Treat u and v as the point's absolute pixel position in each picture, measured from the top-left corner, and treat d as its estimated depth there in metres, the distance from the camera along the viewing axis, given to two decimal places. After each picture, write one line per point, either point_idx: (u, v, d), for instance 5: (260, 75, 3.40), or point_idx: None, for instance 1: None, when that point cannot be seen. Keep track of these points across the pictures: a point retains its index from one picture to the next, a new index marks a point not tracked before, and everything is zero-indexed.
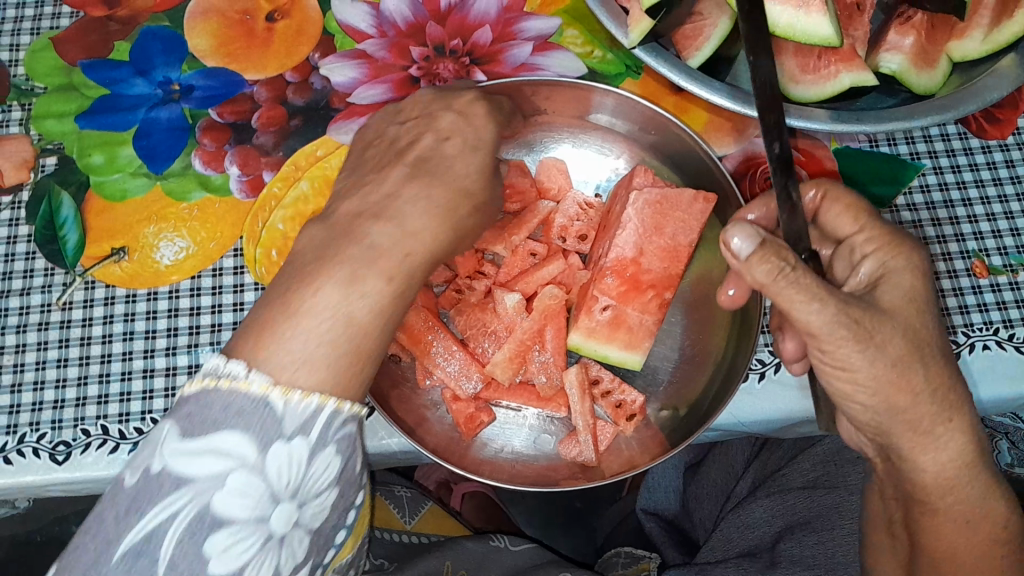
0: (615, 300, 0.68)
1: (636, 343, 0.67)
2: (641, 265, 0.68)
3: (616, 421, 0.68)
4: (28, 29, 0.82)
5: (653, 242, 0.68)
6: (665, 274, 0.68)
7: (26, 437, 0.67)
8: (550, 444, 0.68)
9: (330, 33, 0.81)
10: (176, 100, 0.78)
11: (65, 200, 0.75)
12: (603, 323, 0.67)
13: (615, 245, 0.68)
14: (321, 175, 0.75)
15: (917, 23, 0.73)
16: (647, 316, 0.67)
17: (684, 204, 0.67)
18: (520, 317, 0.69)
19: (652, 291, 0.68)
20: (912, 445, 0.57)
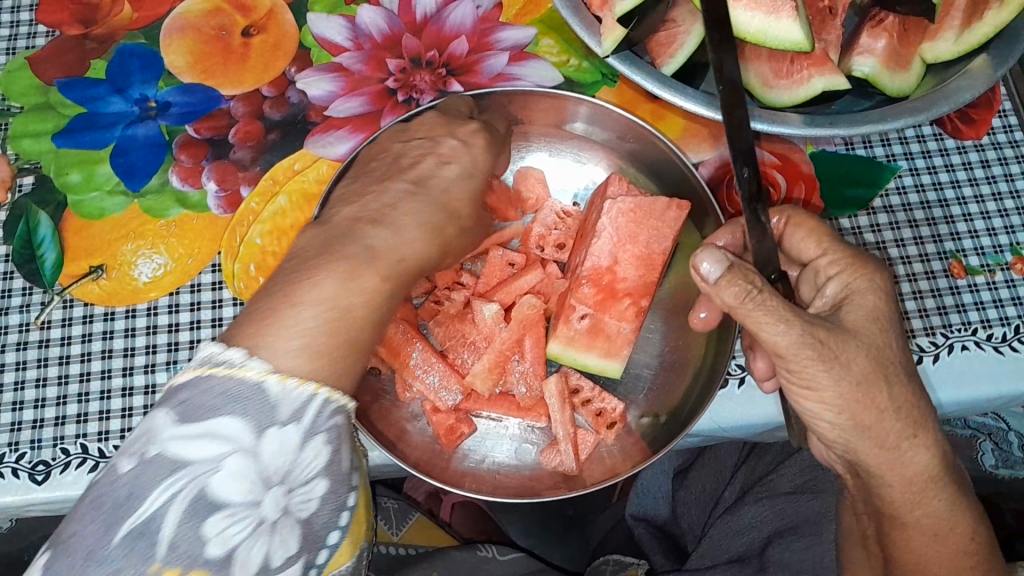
0: (592, 309, 0.68)
1: (616, 350, 0.67)
2: (617, 272, 0.68)
3: (597, 430, 0.68)
4: (4, 49, 0.83)
5: (627, 250, 0.68)
6: (642, 281, 0.68)
7: (5, 458, 0.67)
8: (532, 454, 0.68)
9: (306, 47, 0.81)
10: (152, 117, 0.78)
11: (42, 219, 0.75)
12: (582, 331, 0.68)
13: (590, 255, 0.68)
14: (299, 190, 0.76)
15: (889, 26, 0.74)
16: (625, 323, 0.67)
17: (660, 212, 0.67)
18: (498, 326, 0.69)
19: (629, 298, 0.68)
20: (878, 461, 0.58)
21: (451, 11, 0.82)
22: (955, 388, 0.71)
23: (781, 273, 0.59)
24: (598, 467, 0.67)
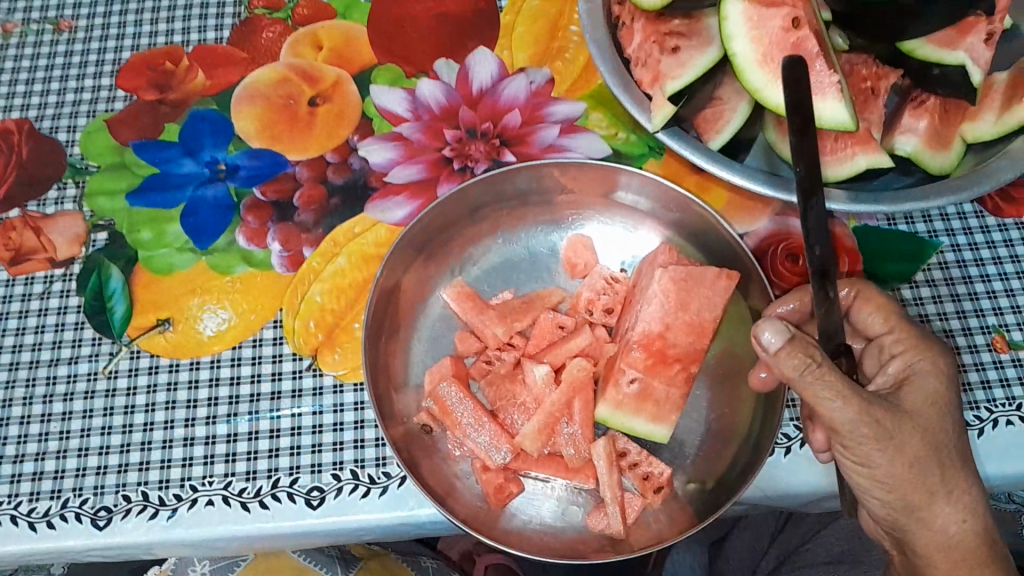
0: (642, 373, 0.69)
1: (664, 415, 0.68)
2: (667, 339, 0.70)
3: (644, 493, 0.68)
4: (85, 112, 0.88)
5: (678, 318, 0.70)
6: (692, 348, 0.70)
7: (69, 502, 0.69)
8: (578, 516, 0.69)
9: (369, 117, 0.85)
10: (222, 179, 0.82)
11: (114, 273, 0.79)
12: (631, 395, 0.68)
13: (640, 321, 0.70)
14: (359, 251, 0.79)
15: (930, 107, 0.77)
16: (671, 388, 0.69)
17: (709, 283, 0.70)
18: (549, 388, 0.70)
19: (678, 363, 0.70)
20: (922, 539, 0.60)
21: (506, 85, 0.87)
22: (998, 463, 0.72)
23: (843, 348, 0.62)
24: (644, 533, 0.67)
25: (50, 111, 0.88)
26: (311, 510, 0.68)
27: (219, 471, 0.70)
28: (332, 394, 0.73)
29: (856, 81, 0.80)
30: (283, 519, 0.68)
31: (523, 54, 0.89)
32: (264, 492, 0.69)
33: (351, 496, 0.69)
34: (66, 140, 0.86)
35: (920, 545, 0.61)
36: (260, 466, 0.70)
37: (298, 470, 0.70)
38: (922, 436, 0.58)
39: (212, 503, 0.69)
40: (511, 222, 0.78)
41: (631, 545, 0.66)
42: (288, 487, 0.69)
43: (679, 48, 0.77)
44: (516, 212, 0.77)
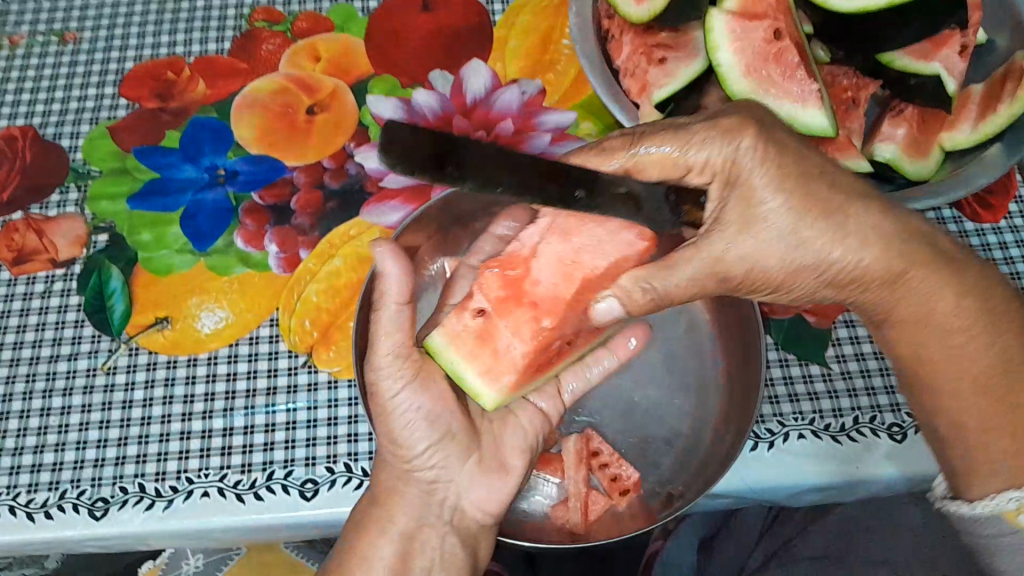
0: (490, 305, 0.66)
1: (498, 372, 0.65)
2: (531, 270, 0.67)
3: (610, 494, 0.69)
4: (88, 119, 0.90)
5: (551, 248, 0.67)
6: (553, 293, 0.66)
7: (66, 494, 0.70)
8: (543, 506, 0.70)
9: (365, 125, 0.88)
10: (221, 183, 0.84)
11: (114, 273, 0.80)
12: (473, 329, 0.65)
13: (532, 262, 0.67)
14: (354, 252, 0.81)
15: (908, 116, 0.81)
16: (516, 341, 0.65)
17: (603, 224, 0.68)
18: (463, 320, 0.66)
19: (532, 304, 0.66)
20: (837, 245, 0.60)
21: (500, 95, 0.89)
22: None
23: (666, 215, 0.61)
24: (609, 527, 0.67)
25: (54, 118, 0.90)
26: (305, 502, 0.69)
27: (215, 464, 0.71)
28: (327, 390, 0.74)
29: (837, 92, 0.83)
30: (278, 511, 0.69)
31: (516, 65, 0.91)
32: (259, 484, 0.70)
33: (345, 490, 0.70)
34: (69, 145, 0.88)
35: (884, 324, 0.67)
36: (255, 459, 0.71)
37: (293, 462, 0.71)
38: (871, 234, 0.61)
39: (207, 495, 0.70)
40: None
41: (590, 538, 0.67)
42: (282, 480, 0.70)
43: (666, 59, 0.80)
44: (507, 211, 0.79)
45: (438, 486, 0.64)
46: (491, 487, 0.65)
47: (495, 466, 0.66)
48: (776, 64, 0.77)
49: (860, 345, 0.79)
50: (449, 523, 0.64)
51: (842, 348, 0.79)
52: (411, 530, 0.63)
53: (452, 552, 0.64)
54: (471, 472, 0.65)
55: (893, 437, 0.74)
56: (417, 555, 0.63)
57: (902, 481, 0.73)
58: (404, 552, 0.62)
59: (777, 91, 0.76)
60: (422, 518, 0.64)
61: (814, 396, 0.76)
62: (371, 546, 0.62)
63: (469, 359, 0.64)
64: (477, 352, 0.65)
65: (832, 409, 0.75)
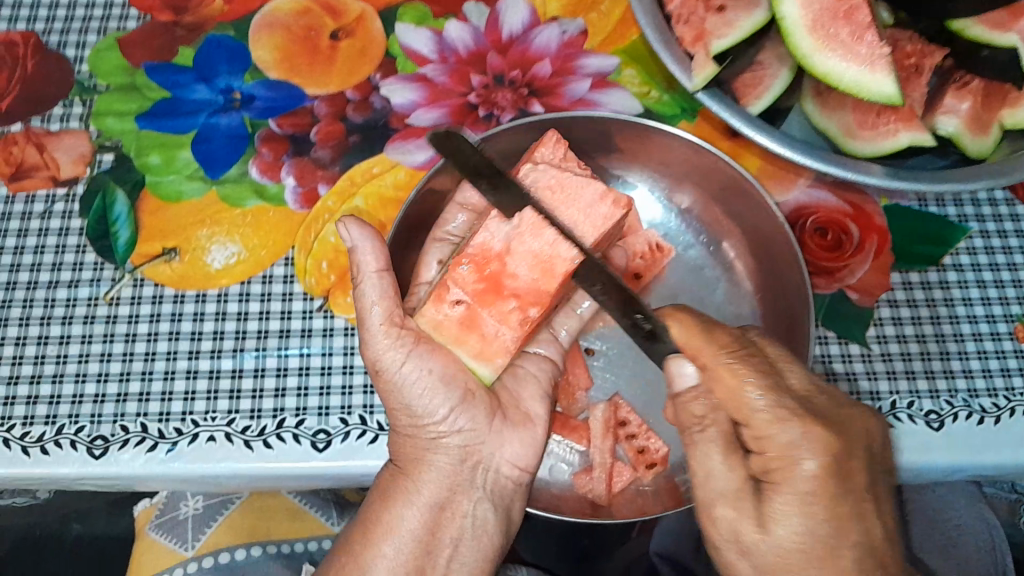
0: (470, 297, 0.60)
1: (489, 355, 0.61)
2: (507, 263, 0.60)
3: (635, 467, 0.67)
4: (95, 28, 0.83)
5: (525, 243, 0.60)
6: (535, 285, 0.60)
7: (64, 429, 0.67)
8: (565, 474, 0.68)
9: (393, 56, 0.82)
10: (236, 108, 0.79)
11: (119, 197, 0.75)
12: (453, 319, 0.60)
13: (482, 231, 0.60)
14: (377, 193, 0.76)
15: (973, 89, 0.75)
16: (504, 328, 0.61)
17: (579, 200, 0.63)
18: (446, 310, 0.60)
19: (515, 298, 0.60)
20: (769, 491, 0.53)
21: (538, 34, 0.83)
22: (1010, 452, 0.71)
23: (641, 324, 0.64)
24: (630, 502, 0.66)
25: (59, 25, 0.83)
26: (316, 453, 0.66)
27: (222, 407, 0.68)
28: (343, 337, 0.71)
29: (900, 57, 0.78)
30: (287, 461, 0.66)
31: (556, 1, 0.84)
32: (268, 431, 0.67)
33: (358, 443, 0.67)
34: (75, 56, 0.82)
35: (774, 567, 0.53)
36: (265, 405, 0.68)
37: (305, 411, 0.68)
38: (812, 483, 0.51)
39: (214, 440, 0.66)
40: None
41: (612, 512, 0.65)
42: (293, 428, 0.67)
43: (724, 8, 0.74)
44: None
45: (470, 450, 0.62)
46: (522, 441, 0.63)
47: (518, 418, 0.64)
48: (845, 22, 0.71)
49: (902, 327, 0.75)
50: (482, 488, 0.62)
51: (883, 328, 0.75)
52: (441, 500, 0.61)
53: (484, 518, 0.62)
54: (498, 430, 0.63)
55: (930, 425, 0.71)
56: (446, 524, 0.61)
57: (933, 470, 0.71)
58: (433, 522, 0.61)
59: (845, 52, 0.70)
60: (452, 486, 0.62)
61: (851, 377, 0.73)
62: (398, 518, 0.60)
63: (455, 346, 0.61)
64: (463, 338, 0.61)
65: (870, 391, 0.73)
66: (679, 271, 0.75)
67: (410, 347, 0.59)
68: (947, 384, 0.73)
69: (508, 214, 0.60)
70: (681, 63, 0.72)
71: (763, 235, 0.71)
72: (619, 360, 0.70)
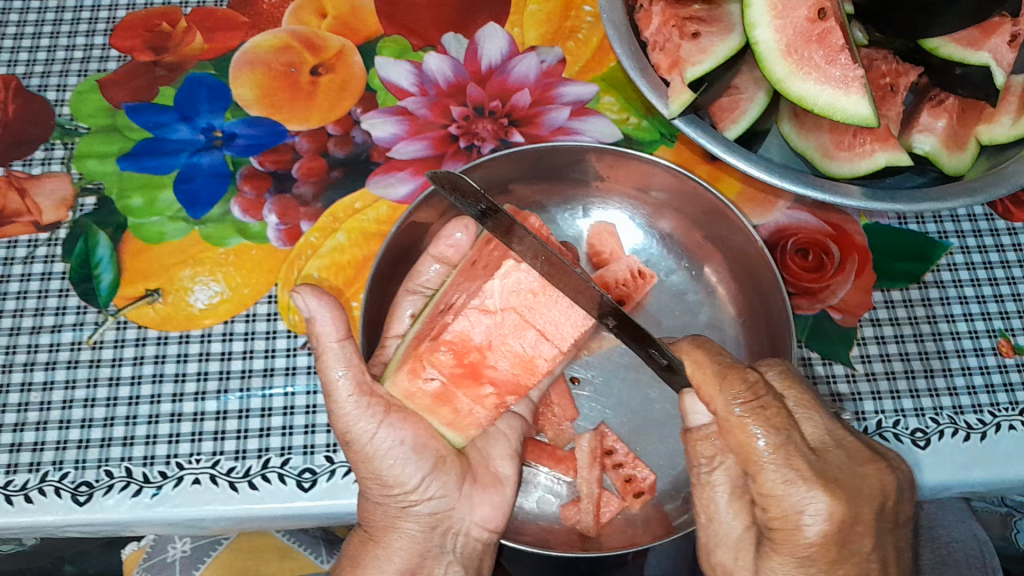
0: (445, 377, 0.63)
1: (462, 425, 0.64)
2: (488, 356, 0.63)
3: (624, 496, 0.67)
4: (75, 71, 0.83)
5: (506, 342, 0.63)
6: (511, 378, 0.64)
7: (48, 476, 0.66)
8: (553, 506, 0.68)
9: (373, 89, 0.82)
10: (217, 146, 0.79)
11: (101, 239, 0.75)
12: (428, 392, 0.63)
13: (465, 318, 0.62)
14: (359, 228, 0.77)
15: (948, 107, 0.75)
16: (477, 407, 0.64)
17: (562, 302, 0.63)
18: (423, 382, 0.62)
19: (490, 384, 0.64)
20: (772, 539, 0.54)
21: (517, 63, 0.83)
22: (997, 468, 0.71)
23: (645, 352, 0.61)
24: (619, 533, 0.66)
25: (39, 69, 0.84)
26: (302, 493, 0.66)
27: (207, 450, 0.67)
28: None
29: (876, 77, 0.78)
30: (273, 502, 0.66)
31: (534, 30, 0.85)
32: (253, 472, 0.66)
33: (343, 480, 0.67)
34: (56, 99, 0.82)
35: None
36: (250, 446, 0.68)
37: (290, 450, 0.68)
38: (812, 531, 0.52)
39: (199, 482, 0.66)
40: (535, 199, 0.77)
41: (600, 543, 0.65)
42: (278, 468, 0.67)
43: (699, 34, 0.74)
44: (532, 188, 0.76)
45: (439, 517, 0.62)
46: (492, 503, 0.63)
47: (489, 480, 0.64)
48: (819, 45, 0.72)
49: (886, 346, 0.76)
50: (452, 552, 0.64)
51: (867, 347, 0.75)
52: (412, 566, 0.62)
53: None
54: (467, 495, 0.63)
55: (916, 444, 0.71)
56: None
57: (922, 489, 0.71)
58: None
59: (819, 75, 0.71)
60: (423, 551, 0.63)
61: (837, 398, 0.73)
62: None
63: (427, 416, 0.63)
64: (436, 409, 0.63)
65: (856, 412, 0.73)
66: (664, 296, 0.75)
67: (380, 420, 0.58)
68: (932, 402, 0.73)
69: (489, 309, 0.62)
70: (657, 90, 0.72)
71: (745, 256, 0.71)
72: (606, 388, 0.70)
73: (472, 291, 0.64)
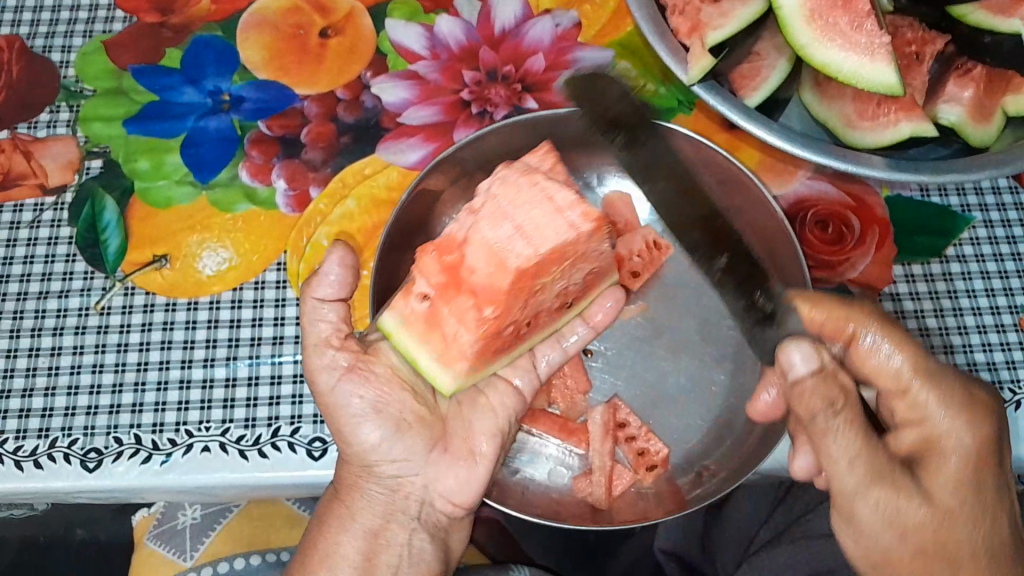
0: (433, 293, 0.58)
1: (449, 358, 0.59)
2: (465, 255, 0.56)
3: (636, 469, 0.67)
4: (80, 32, 0.82)
5: (481, 232, 0.55)
6: (489, 282, 0.55)
7: (57, 442, 0.66)
8: (564, 478, 0.68)
9: (383, 53, 0.80)
10: (225, 110, 0.78)
11: (108, 204, 0.74)
12: (419, 314, 0.59)
13: (452, 222, 0.57)
14: (369, 195, 0.75)
15: (976, 77, 0.73)
16: (464, 331, 0.58)
17: (547, 197, 0.54)
18: (413, 299, 0.59)
19: (471, 294, 0.56)
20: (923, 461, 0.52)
21: (531, 27, 0.81)
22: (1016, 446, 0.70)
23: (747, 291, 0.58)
24: (630, 505, 0.66)
25: (43, 29, 0.82)
26: (312, 462, 0.66)
27: (216, 417, 0.67)
28: None
29: (900, 44, 0.75)
30: (284, 470, 0.65)
31: None
32: (263, 440, 0.66)
33: None
34: (60, 60, 0.81)
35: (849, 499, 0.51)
36: (260, 413, 0.67)
37: (300, 419, 0.67)
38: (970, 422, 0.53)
39: (208, 450, 0.66)
40: None
41: (612, 516, 0.65)
42: (289, 437, 0.66)
43: None
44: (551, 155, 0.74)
45: (403, 482, 0.62)
46: (460, 475, 0.62)
47: (462, 452, 0.62)
48: (843, 11, 0.70)
49: (904, 320, 0.74)
50: (417, 518, 0.63)
51: None
52: (376, 527, 0.61)
53: (421, 548, 0.62)
54: (435, 460, 0.62)
55: None
56: (382, 551, 0.61)
57: None
58: (368, 549, 0.61)
59: (843, 41, 0.69)
60: (387, 514, 0.62)
61: None
62: (333, 545, 0.61)
63: (421, 342, 0.59)
64: (427, 336, 0.59)
65: None
66: None
67: (340, 374, 0.60)
68: None
69: (477, 208, 0.56)
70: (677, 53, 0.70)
71: (762, 226, 0.69)
72: (618, 360, 0.70)
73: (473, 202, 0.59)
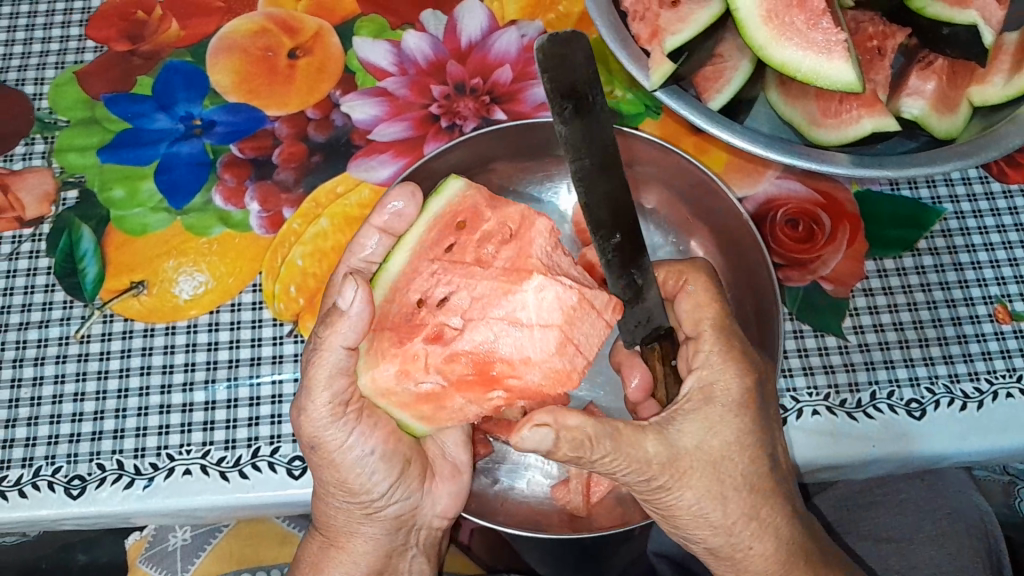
0: (444, 381, 0.55)
1: (438, 420, 0.57)
2: (514, 366, 0.55)
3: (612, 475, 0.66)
4: (53, 63, 0.83)
5: (546, 358, 0.54)
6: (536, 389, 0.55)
7: (41, 471, 0.67)
8: (543, 487, 0.68)
9: (352, 71, 0.81)
10: (197, 135, 0.78)
11: (85, 233, 0.75)
12: (417, 394, 0.56)
13: (488, 320, 0.54)
14: (342, 213, 0.76)
15: (938, 68, 0.74)
16: (473, 405, 0.56)
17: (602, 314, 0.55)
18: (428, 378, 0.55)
19: (502, 391, 0.55)
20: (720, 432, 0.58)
21: (497, 39, 0.82)
22: (993, 436, 0.70)
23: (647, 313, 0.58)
24: (610, 511, 0.66)
25: (16, 62, 0.83)
26: (292, 481, 0.67)
27: (197, 440, 0.68)
28: None
29: (862, 39, 0.77)
30: (265, 490, 0.67)
31: (515, 5, 0.83)
32: (243, 461, 0.67)
33: None
34: (34, 92, 0.82)
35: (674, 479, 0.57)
36: (240, 435, 0.68)
37: (279, 439, 0.68)
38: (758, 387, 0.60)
39: (190, 473, 0.67)
40: (518, 176, 0.76)
41: (591, 522, 0.66)
42: (269, 457, 0.68)
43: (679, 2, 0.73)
44: (518, 166, 0.75)
45: (403, 519, 0.65)
46: (451, 493, 0.66)
47: (449, 471, 0.66)
48: (799, 10, 0.71)
49: (879, 315, 0.75)
50: (415, 544, 0.67)
51: (859, 318, 0.75)
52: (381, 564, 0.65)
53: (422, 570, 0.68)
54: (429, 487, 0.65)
55: (911, 414, 0.71)
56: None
57: (915, 458, 0.71)
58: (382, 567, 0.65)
59: (800, 40, 0.70)
60: (390, 549, 0.65)
61: (829, 369, 0.73)
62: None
63: (406, 409, 0.56)
64: (416, 406, 0.56)
65: (849, 383, 0.72)
66: None
67: (351, 427, 0.58)
68: (927, 371, 0.73)
69: (520, 321, 0.54)
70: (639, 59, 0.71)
71: (729, 225, 0.70)
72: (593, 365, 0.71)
73: (489, 290, 0.55)
